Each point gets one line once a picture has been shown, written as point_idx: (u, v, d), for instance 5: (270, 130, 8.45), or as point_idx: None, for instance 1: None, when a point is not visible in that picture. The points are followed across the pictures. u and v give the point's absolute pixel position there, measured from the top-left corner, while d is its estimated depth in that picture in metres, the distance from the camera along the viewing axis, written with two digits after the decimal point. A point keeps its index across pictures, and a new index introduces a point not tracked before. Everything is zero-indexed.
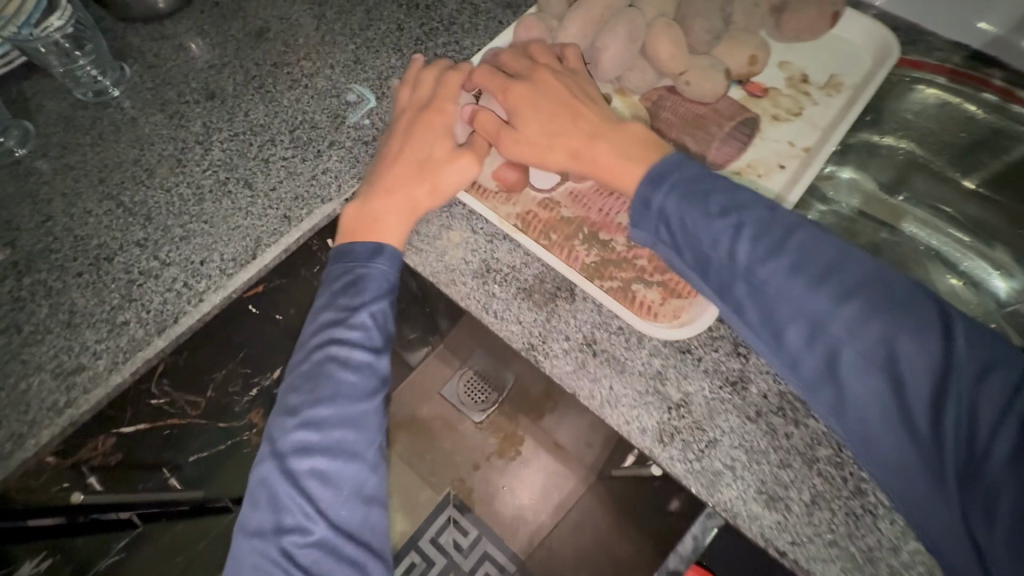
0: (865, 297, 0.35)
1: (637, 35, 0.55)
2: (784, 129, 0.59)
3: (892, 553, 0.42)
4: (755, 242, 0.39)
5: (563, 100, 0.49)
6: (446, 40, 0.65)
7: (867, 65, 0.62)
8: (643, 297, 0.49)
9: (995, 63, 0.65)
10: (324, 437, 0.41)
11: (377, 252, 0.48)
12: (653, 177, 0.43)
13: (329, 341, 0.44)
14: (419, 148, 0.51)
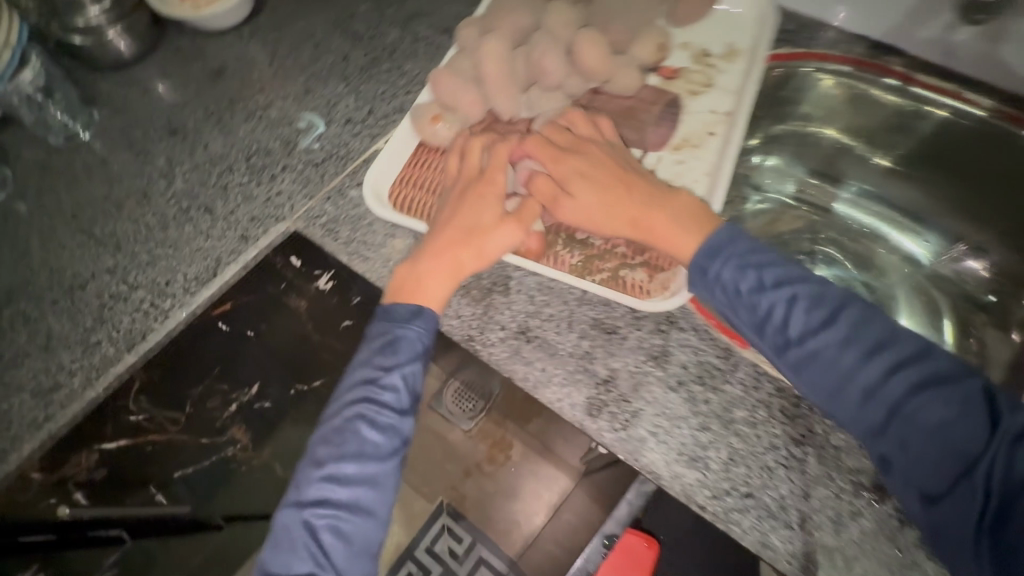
0: (911, 370, 0.40)
1: (555, 49, 0.60)
2: (703, 100, 0.63)
3: (802, 500, 0.45)
4: (805, 313, 0.44)
5: (614, 173, 0.51)
6: (389, 66, 0.70)
7: (752, 29, 0.66)
8: (632, 280, 0.53)
9: (894, 51, 0.67)
10: (342, 493, 0.46)
11: (416, 313, 0.50)
12: (709, 250, 0.47)
13: (363, 399, 0.48)
14: (467, 212, 0.52)
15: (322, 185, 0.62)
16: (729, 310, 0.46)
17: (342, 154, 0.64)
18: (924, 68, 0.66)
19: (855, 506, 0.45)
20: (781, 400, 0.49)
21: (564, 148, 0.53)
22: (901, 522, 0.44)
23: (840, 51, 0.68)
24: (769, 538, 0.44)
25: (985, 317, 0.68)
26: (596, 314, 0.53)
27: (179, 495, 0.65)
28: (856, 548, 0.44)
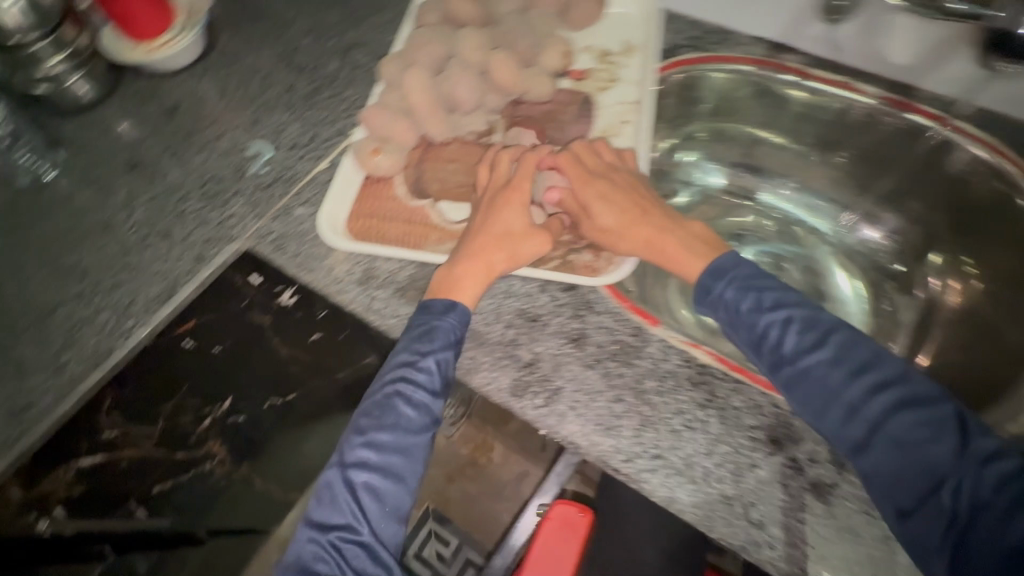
0: (894, 393, 0.44)
1: (473, 69, 0.67)
2: (612, 94, 0.72)
3: (705, 456, 0.50)
4: (799, 335, 0.48)
5: (634, 197, 0.58)
6: (331, 93, 0.76)
7: (641, 25, 0.76)
8: (582, 261, 0.60)
9: (792, 50, 0.73)
10: (380, 458, 0.50)
11: (450, 308, 0.55)
12: (716, 273, 0.53)
13: (401, 377, 0.52)
14: (505, 219, 0.57)
15: (270, 207, 0.67)
16: (733, 329, 0.51)
17: (289, 176, 0.69)
18: (817, 63, 0.72)
19: (752, 458, 0.50)
20: (688, 369, 0.54)
21: (592, 174, 0.60)
22: (791, 468, 0.49)
23: (740, 51, 0.74)
24: (676, 493, 0.49)
25: (894, 285, 0.75)
26: (521, 303, 0.59)
27: (162, 509, 0.61)
28: (753, 495, 0.48)
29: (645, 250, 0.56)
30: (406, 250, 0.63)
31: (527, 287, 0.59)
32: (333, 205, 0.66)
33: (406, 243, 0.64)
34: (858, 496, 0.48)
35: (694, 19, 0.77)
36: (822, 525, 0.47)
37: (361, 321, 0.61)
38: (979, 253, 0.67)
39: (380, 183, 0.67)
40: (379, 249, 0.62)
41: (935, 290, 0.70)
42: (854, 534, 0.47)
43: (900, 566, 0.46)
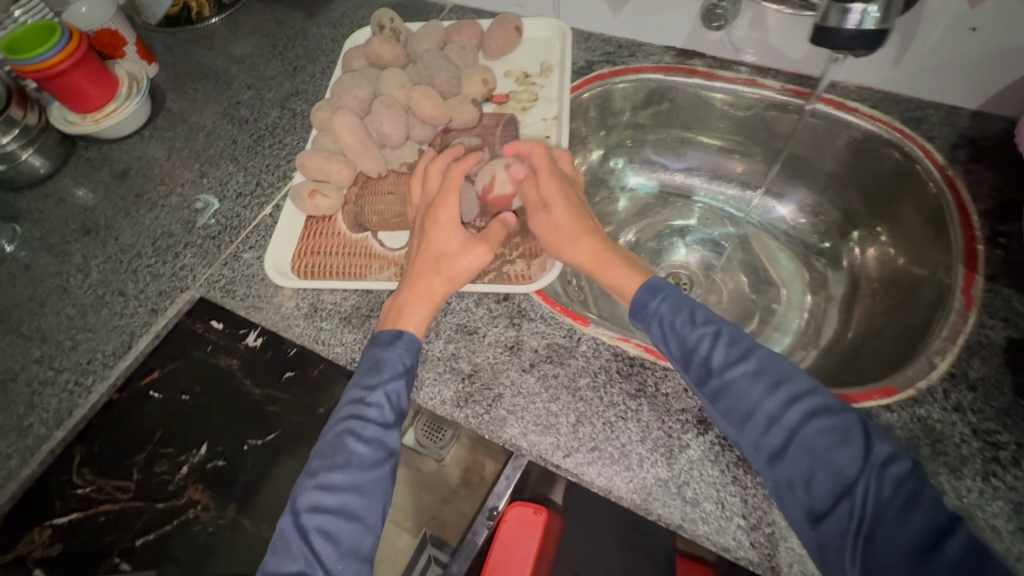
0: (808, 405, 0.46)
1: (397, 105, 0.71)
2: (534, 113, 0.77)
3: (639, 444, 0.53)
4: (722, 350, 0.50)
5: (582, 212, 0.61)
6: (272, 141, 0.80)
7: (555, 46, 0.83)
8: (515, 271, 0.63)
9: (697, 54, 0.78)
10: (336, 498, 0.50)
11: (396, 337, 0.56)
12: (650, 288, 0.55)
13: (351, 414, 0.53)
14: (442, 243, 0.59)
15: (219, 254, 0.71)
16: (661, 343, 0.53)
17: (235, 223, 0.73)
18: (722, 64, 0.76)
19: (683, 441, 0.53)
20: (619, 362, 0.57)
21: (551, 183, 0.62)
22: (720, 445, 0.52)
23: (651, 60, 0.79)
24: (615, 483, 0.52)
25: (823, 260, 0.78)
26: (460, 318, 0.62)
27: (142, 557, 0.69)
28: (685, 474, 0.51)
29: (589, 264, 0.59)
30: (352, 283, 0.66)
31: (464, 302, 0.63)
32: (278, 248, 0.68)
33: (350, 276, 0.66)
34: None
35: (603, 36, 0.82)
36: (751, 496, 0.50)
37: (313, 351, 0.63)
38: (893, 221, 0.70)
39: (324, 221, 0.71)
40: (327, 285, 0.65)
41: (860, 261, 0.74)
42: None
43: None
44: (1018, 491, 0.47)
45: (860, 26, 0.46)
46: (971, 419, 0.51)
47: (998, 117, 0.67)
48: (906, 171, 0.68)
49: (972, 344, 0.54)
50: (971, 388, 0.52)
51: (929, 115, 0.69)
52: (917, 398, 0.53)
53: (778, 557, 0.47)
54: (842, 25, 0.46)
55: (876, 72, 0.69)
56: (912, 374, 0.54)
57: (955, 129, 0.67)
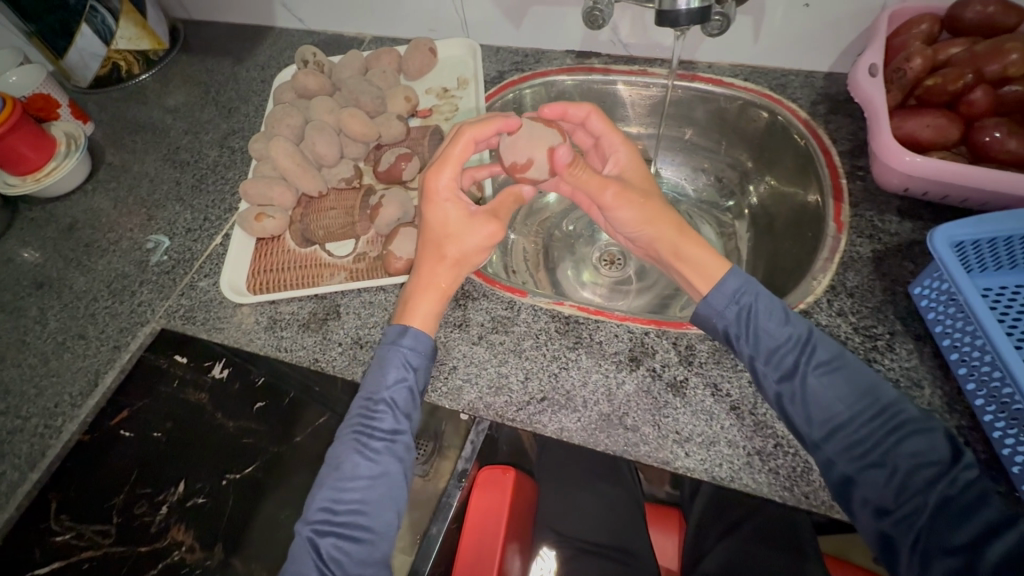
0: (896, 414, 0.51)
1: (329, 129, 0.78)
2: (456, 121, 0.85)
3: (582, 387, 0.59)
4: (809, 354, 0.54)
5: (656, 206, 0.63)
6: (216, 178, 0.85)
7: (468, 62, 0.92)
8: None
9: (592, 54, 0.88)
10: (345, 507, 0.54)
11: (404, 332, 0.59)
12: (735, 275, 0.58)
13: (360, 424, 0.57)
14: (444, 223, 0.61)
15: (176, 286, 0.74)
16: (745, 342, 0.56)
17: (189, 256, 0.77)
18: (616, 60, 0.87)
19: (619, 377, 0.60)
20: (556, 322, 0.64)
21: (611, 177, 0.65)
22: (650, 376, 0.59)
23: (554, 64, 0.89)
24: (564, 426, 0.58)
25: (730, 215, 0.88)
26: None
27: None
28: (624, 406, 0.58)
29: (671, 246, 0.62)
30: (307, 291, 0.70)
31: None
32: (232, 272, 0.73)
33: (304, 286, 0.71)
34: (706, 382, 0.58)
35: (509, 48, 0.92)
36: (682, 414, 0.57)
37: (276, 359, 0.67)
38: (778, 172, 0.81)
39: (274, 242, 0.76)
40: (283, 297, 0.70)
41: (759, 212, 0.84)
42: (709, 413, 0.56)
43: (748, 427, 0.55)
44: (895, 371, 0.56)
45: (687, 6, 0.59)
46: (852, 319, 0.60)
47: (845, 74, 0.79)
48: (778, 129, 0.79)
49: (847, 260, 0.64)
50: (849, 295, 0.61)
51: (791, 80, 0.80)
52: (806, 311, 0.61)
53: (711, 461, 0.54)
54: (674, 6, 0.58)
55: (740, 50, 0.81)
56: (802, 292, 0.63)
57: (813, 89, 0.79)
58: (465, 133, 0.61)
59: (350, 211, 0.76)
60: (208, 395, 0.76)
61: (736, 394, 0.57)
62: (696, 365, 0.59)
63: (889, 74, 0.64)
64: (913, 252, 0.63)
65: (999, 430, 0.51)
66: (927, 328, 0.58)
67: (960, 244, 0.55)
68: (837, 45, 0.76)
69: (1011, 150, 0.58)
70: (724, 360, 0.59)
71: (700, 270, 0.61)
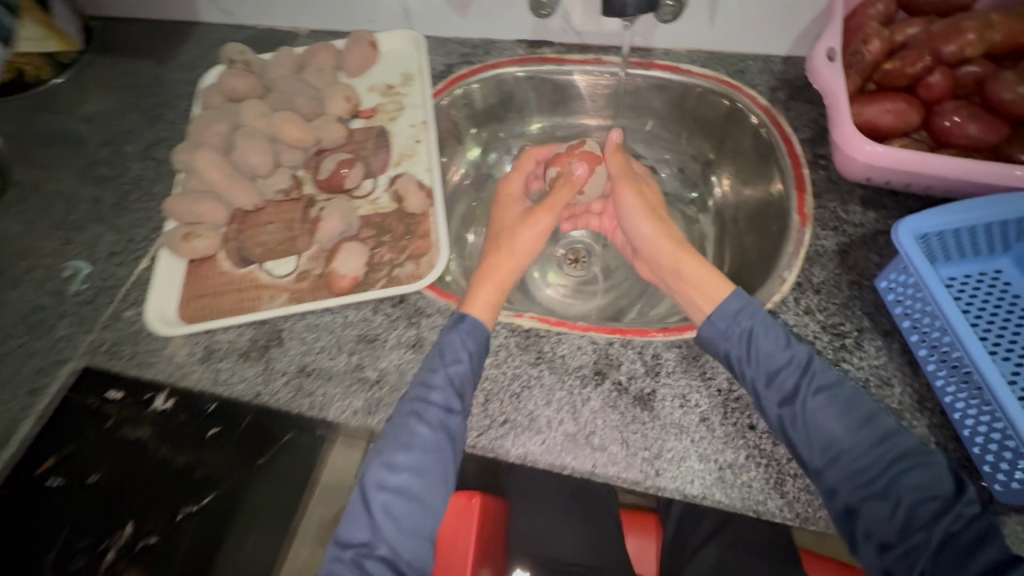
0: (897, 445, 0.49)
1: (260, 135, 0.71)
2: (403, 121, 0.79)
3: (545, 406, 0.56)
4: (810, 378, 0.52)
5: (662, 219, 0.70)
6: (140, 194, 0.77)
7: (413, 55, 0.85)
8: (404, 274, 0.65)
9: (545, 44, 0.83)
10: (400, 474, 0.52)
11: (460, 320, 0.58)
12: (737, 296, 0.57)
13: (415, 397, 0.54)
14: (506, 216, 0.71)
15: (99, 317, 0.67)
16: (748, 364, 0.53)
17: (112, 283, 0.70)
18: (569, 49, 0.82)
19: (585, 393, 0.56)
20: (516, 337, 0.60)
21: (631, 175, 0.74)
22: (617, 391, 0.56)
23: (506, 55, 0.83)
24: (528, 451, 0.54)
25: (694, 208, 0.84)
26: (359, 329, 0.63)
27: None
28: (591, 424, 0.55)
29: (673, 267, 0.67)
30: (244, 317, 0.64)
31: (360, 313, 0.63)
32: (161, 298, 0.66)
33: (240, 312, 0.65)
34: (674, 393, 0.55)
35: (456, 39, 0.86)
36: (651, 429, 0.54)
37: (214, 394, 0.62)
38: (738, 164, 0.78)
39: (206, 263, 0.69)
40: (218, 324, 0.64)
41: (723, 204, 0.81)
42: (679, 426, 0.54)
43: (719, 439, 0.53)
44: (865, 369, 0.55)
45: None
46: (820, 317, 0.58)
47: (802, 58, 0.77)
48: (738, 118, 0.75)
49: (813, 254, 0.62)
50: (816, 292, 0.59)
51: (749, 65, 0.77)
52: (773, 312, 0.59)
53: (683, 478, 0.51)
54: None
55: (698, 34, 0.77)
56: (768, 291, 0.61)
57: (772, 74, 0.76)
58: (531, 152, 0.78)
59: (289, 224, 0.70)
60: (148, 431, 0.62)
61: (705, 405, 0.54)
62: (663, 375, 0.56)
63: (848, 58, 0.61)
64: (877, 243, 0.62)
65: (970, 427, 0.50)
66: (894, 323, 0.56)
67: (926, 236, 0.53)
68: (794, 27, 0.74)
69: (971, 134, 0.56)
70: (692, 369, 0.57)
71: (702, 289, 0.63)
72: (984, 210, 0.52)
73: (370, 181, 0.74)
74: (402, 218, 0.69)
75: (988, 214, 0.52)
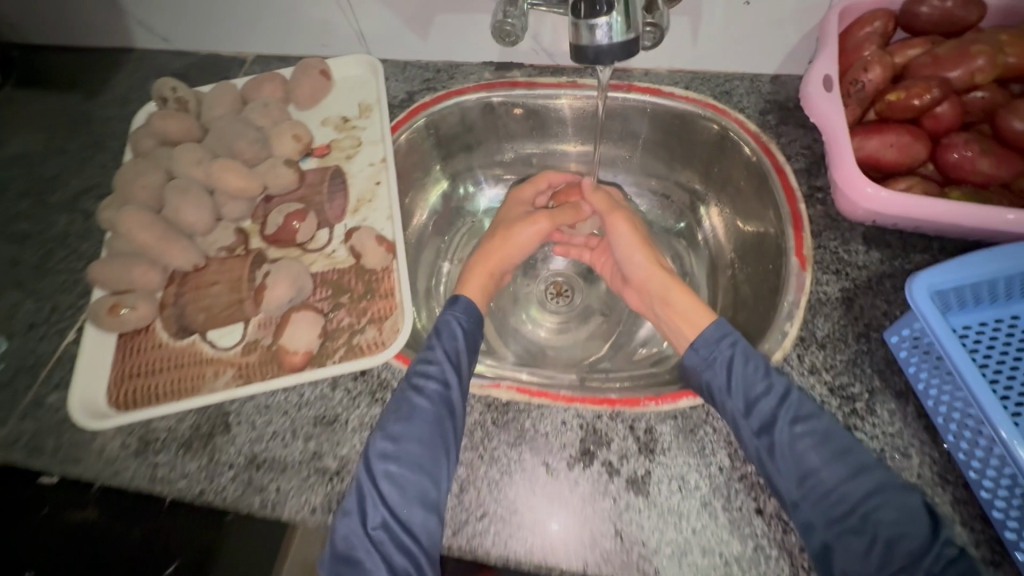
0: (873, 479, 0.45)
1: (196, 186, 0.63)
2: (360, 159, 0.71)
3: (529, 495, 0.50)
4: (789, 409, 0.49)
5: (647, 249, 0.66)
6: (66, 253, 0.69)
7: (369, 82, 0.77)
8: (366, 341, 0.58)
9: (514, 66, 0.76)
10: (401, 443, 0.50)
11: (455, 302, 0.62)
12: (720, 327, 0.55)
13: (414, 372, 0.55)
14: (509, 216, 0.72)
15: (17, 404, 0.59)
16: (726, 393, 0.51)
17: (32, 361, 0.61)
18: (541, 71, 0.75)
19: (572, 477, 0.50)
20: (492, 412, 0.54)
21: (619, 209, 0.69)
22: (607, 474, 0.50)
23: (472, 80, 0.76)
24: (510, 551, 0.48)
25: (683, 239, 0.78)
26: (317, 410, 0.56)
27: None
28: (579, 516, 0.49)
29: (660, 292, 0.62)
30: (185, 401, 0.57)
31: (318, 390, 0.56)
32: (89, 379, 0.58)
33: (181, 393, 0.58)
34: (669, 475, 0.50)
35: (418, 63, 0.78)
36: (646, 518, 0.48)
37: (151, 493, 0.54)
38: (726, 193, 0.73)
39: (140, 335, 0.61)
40: (156, 411, 0.56)
41: (711, 236, 0.75)
42: (677, 514, 0.48)
43: (722, 528, 0.47)
44: (879, 439, 0.49)
45: (610, 39, 0.47)
46: (827, 378, 0.52)
47: (792, 77, 0.71)
48: (726, 145, 0.70)
49: (815, 303, 0.56)
50: (820, 347, 0.54)
51: (735, 86, 0.71)
52: (780, 364, 0.54)
53: None
54: (591, 41, 0.47)
55: (680, 54, 0.70)
56: (769, 347, 0.55)
57: (760, 96, 0.70)
58: (542, 176, 0.75)
59: (235, 284, 0.62)
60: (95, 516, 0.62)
61: (705, 487, 0.49)
62: (657, 454, 0.50)
63: (846, 87, 0.55)
64: (884, 288, 0.56)
65: (1000, 509, 0.45)
66: (909, 384, 0.51)
67: (941, 292, 0.48)
68: (783, 46, 0.68)
69: (983, 170, 0.51)
70: (690, 445, 0.51)
71: (687, 317, 0.58)
72: (1002, 262, 0.47)
73: (325, 231, 0.66)
74: (360, 274, 0.62)
75: (1007, 265, 0.47)
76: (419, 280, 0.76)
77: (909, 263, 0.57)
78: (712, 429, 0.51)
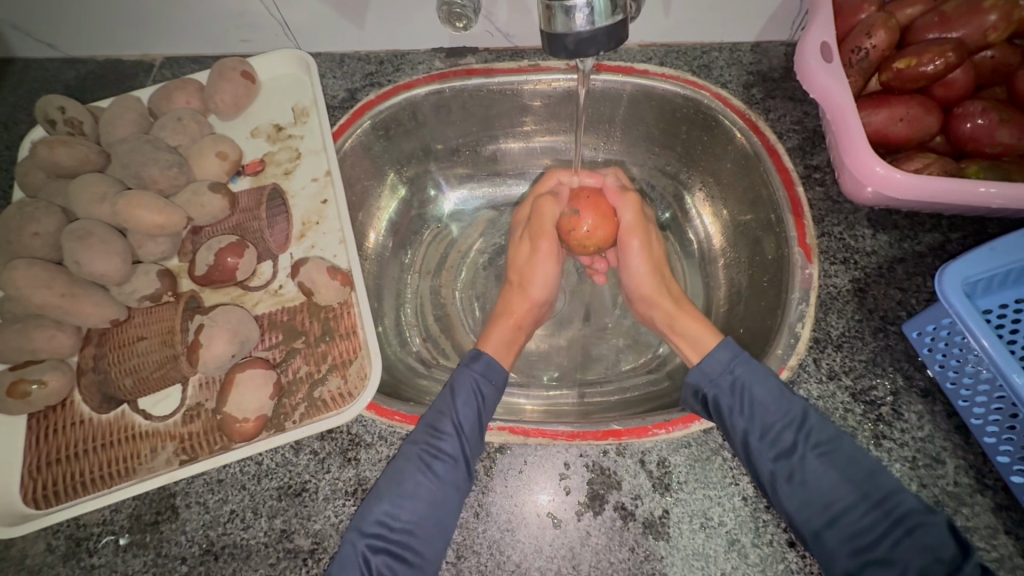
0: (898, 501, 0.41)
1: (99, 228, 0.52)
2: (302, 173, 0.62)
3: (536, 555, 0.44)
4: (806, 435, 0.45)
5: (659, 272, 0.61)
6: None
7: (303, 81, 0.66)
8: (331, 392, 0.51)
9: (468, 53, 0.67)
10: (400, 525, 0.45)
11: (475, 357, 0.54)
12: (732, 351, 0.49)
13: (425, 440, 0.47)
14: (515, 259, 0.65)
15: None
16: (738, 415, 0.46)
17: None
18: (498, 56, 0.66)
19: (582, 526, 0.44)
20: (484, 461, 0.47)
21: (640, 226, 0.61)
22: (621, 519, 0.44)
23: (422, 71, 0.66)
24: None
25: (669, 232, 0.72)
26: (280, 480, 0.48)
27: None
28: (594, 572, 0.43)
29: (666, 320, 0.59)
30: (119, 489, 0.48)
31: (280, 456, 0.49)
32: None
33: (113, 478, 0.49)
34: (690, 513, 0.44)
35: (357, 56, 0.68)
36: (669, 567, 0.43)
37: None
38: (711, 178, 0.67)
39: (54, 412, 0.51)
40: (83, 505, 0.47)
41: (700, 226, 0.69)
42: (704, 558, 0.43)
43: (753, 567, 0.43)
44: (909, 445, 0.45)
45: (591, 24, 0.40)
46: (848, 382, 0.48)
47: (774, 44, 0.64)
48: (711, 124, 0.63)
49: (825, 299, 0.51)
50: (836, 348, 0.49)
51: (714, 58, 0.64)
52: (792, 379, 0.49)
53: None
54: (569, 28, 0.40)
55: (653, 27, 0.63)
56: (781, 354, 0.50)
57: (742, 67, 0.63)
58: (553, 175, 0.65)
59: (167, 338, 0.51)
60: None
61: (730, 523, 0.44)
62: (674, 490, 0.45)
63: (847, 56, 0.49)
64: (896, 276, 0.51)
65: None
66: (934, 381, 0.47)
67: (969, 282, 0.43)
68: (765, 12, 0.61)
69: (1003, 141, 0.47)
70: (708, 477, 0.45)
71: (695, 343, 0.56)
72: None
73: (268, 263, 0.58)
74: (315, 313, 0.54)
75: None
76: (384, 302, 0.68)
77: (919, 244, 0.53)
78: (730, 456, 0.46)
